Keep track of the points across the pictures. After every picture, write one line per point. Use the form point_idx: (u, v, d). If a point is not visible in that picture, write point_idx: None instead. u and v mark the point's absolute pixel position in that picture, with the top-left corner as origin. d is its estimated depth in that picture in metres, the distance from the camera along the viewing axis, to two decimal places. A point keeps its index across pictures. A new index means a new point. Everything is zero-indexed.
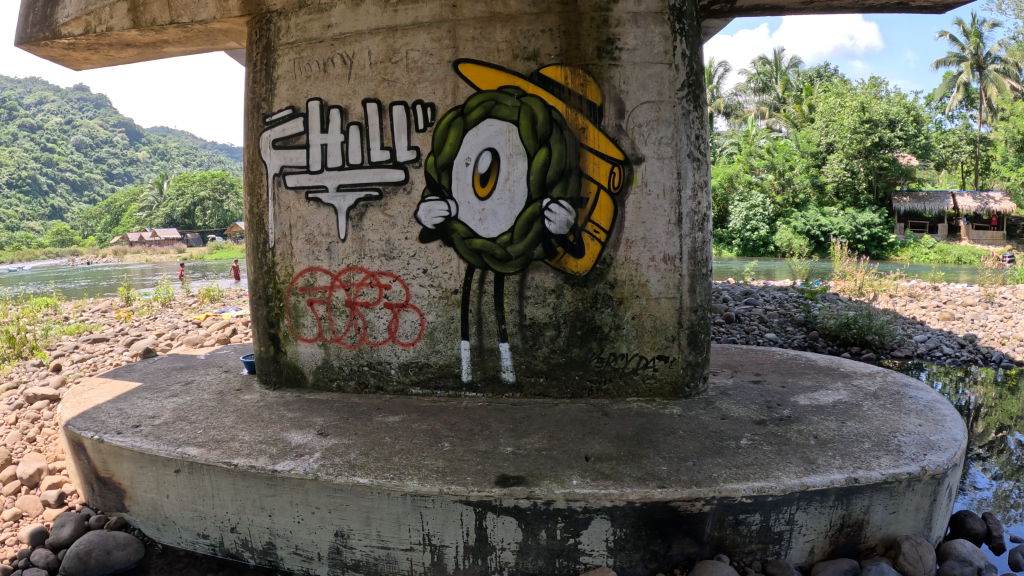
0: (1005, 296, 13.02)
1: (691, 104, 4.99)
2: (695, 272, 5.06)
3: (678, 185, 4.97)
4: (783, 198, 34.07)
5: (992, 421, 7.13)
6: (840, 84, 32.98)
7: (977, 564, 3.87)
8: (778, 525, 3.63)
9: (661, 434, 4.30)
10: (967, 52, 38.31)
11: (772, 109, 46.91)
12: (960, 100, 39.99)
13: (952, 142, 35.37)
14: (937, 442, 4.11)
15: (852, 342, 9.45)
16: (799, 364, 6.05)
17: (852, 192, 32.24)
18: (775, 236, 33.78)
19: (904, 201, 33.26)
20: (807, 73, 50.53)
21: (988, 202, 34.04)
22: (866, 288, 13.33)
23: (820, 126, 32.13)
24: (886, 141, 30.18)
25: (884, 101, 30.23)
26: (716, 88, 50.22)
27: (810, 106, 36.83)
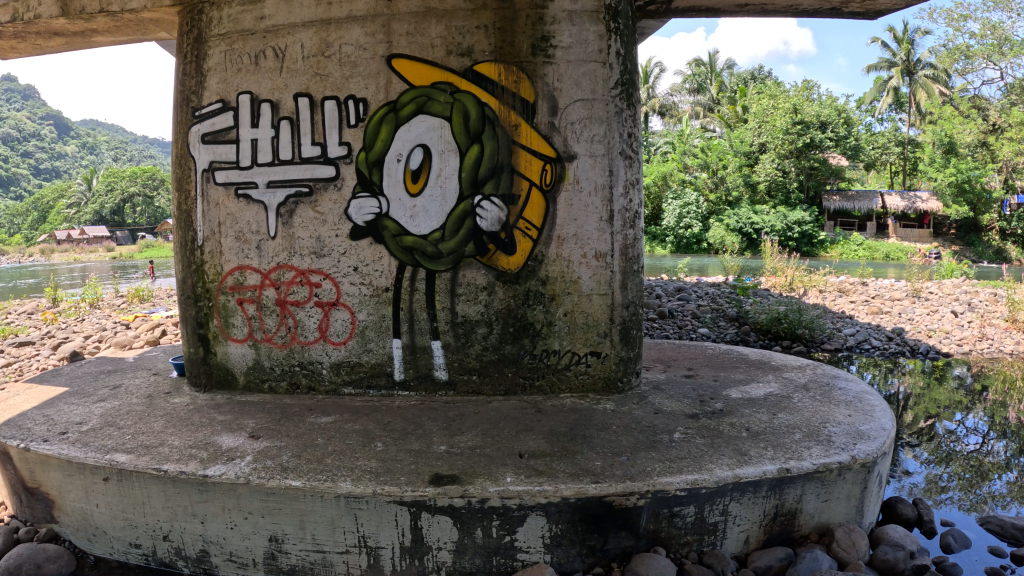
0: (932, 292, 13.53)
1: (623, 102, 5.05)
2: (626, 269, 5.13)
3: (610, 183, 5.02)
4: (716, 196, 34.60)
5: (922, 410, 7.43)
6: (775, 86, 33.95)
7: (909, 547, 4.07)
8: (712, 516, 3.69)
9: (595, 429, 4.33)
10: (898, 58, 40.06)
11: (709, 109, 47.93)
12: (890, 104, 41.64)
13: (880, 143, 37.29)
14: (867, 432, 4.26)
15: (783, 336, 9.70)
16: (731, 359, 6.17)
17: (786, 191, 33.28)
18: (708, 234, 34.00)
19: (836, 200, 34.92)
20: (742, 75, 51.90)
21: (915, 202, 35.58)
22: (797, 284, 13.67)
23: (753, 127, 33.32)
24: (817, 141, 31.42)
25: (816, 103, 31.38)
26: (654, 88, 51.27)
27: (744, 108, 37.93)
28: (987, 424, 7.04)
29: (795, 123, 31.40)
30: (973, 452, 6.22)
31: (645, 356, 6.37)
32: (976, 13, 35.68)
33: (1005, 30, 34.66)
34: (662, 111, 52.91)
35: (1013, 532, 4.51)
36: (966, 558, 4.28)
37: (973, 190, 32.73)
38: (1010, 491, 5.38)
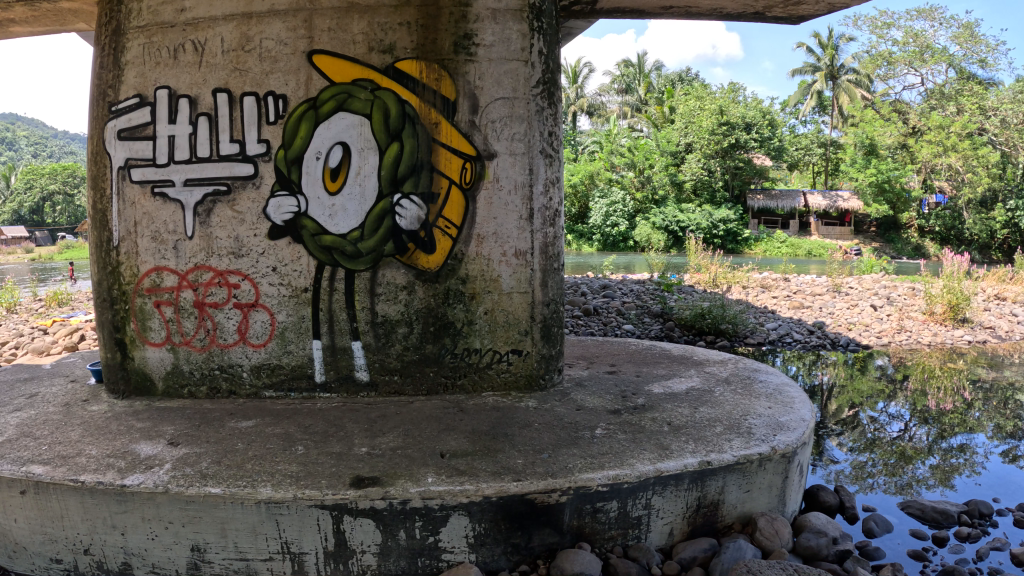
0: (852, 287, 14.06)
1: (545, 101, 5.10)
2: (546, 267, 5.18)
3: (530, 181, 5.05)
4: (642, 195, 35.20)
5: (846, 399, 7.70)
6: (701, 87, 34.72)
7: (831, 534, 4.14)
8: (636, 510, 3.73)
9: (517, 427, 4.35)
10: (822, 63, 41.56)
11: (637, 110, 48.88)
12: (813, 107, 43.13)
13: (803, 144, 38.94)
14: (788, 423, 4.38)
15: (707, 331, 9.95)
16: (653, 354, 6.28)
17: (710, 190, 34.67)
18: (634, 232, 34.60)
19: (762, 200, 35.81)
20: (672, 77, 53.11)
21: (836, 200, 37.56)
22: (721, 280, 13.97)
23: (679, 127, 34.23)
24: (742, 142, 32.75)
25: (741, 105, 32.48)
26: (581, 89, 52.17)
27: (671, 108, 38.74)
28: (907, 411, 7.35)
29: (721, 124, 32.52)
30: (896, 439, 6.49)
31: (568, 353, 6.42)
32: (898, 21, 37.28)
33: (924, 38, 36.31)
34: (591, 111, 53.70)
35: (932, 515, 4.67)
36: (888, 542, 4.40)
37: (892, 190, 35.98)
38: (932, 474, 5.64)
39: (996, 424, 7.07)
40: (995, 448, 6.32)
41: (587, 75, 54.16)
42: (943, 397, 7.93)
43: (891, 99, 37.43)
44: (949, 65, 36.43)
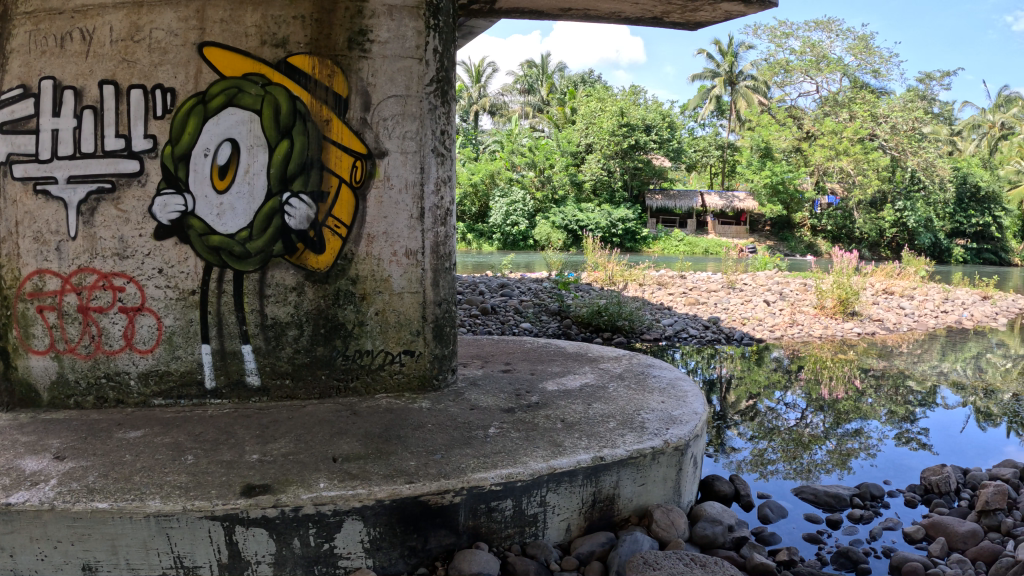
0: (746, 283, 14.67)
1: (438, 99, 5.10)
2: (438, 267, 5.17)
3: (421, 180, 5.05)
4: (543, 194, 36.09)
5: (744, 390, 8.02)
6: (603, 90, 36.29)
7: (726, 522, 4.24)
8: (531, 507, 3.76)
9: (410, 428, 4.31)
10: (722, 69, 43.24)
11: (540, 111, 49.94)
12: (711, 111, 44.63)
13: (702, 146, 40.84)
14: (680, 417, 4.51)
15: (603, 329, 10.16)
16: (549, 352, 6.33)
17: (609, 190, 36.53)
18: (534, 231, 35.10)
19: (659, 199, 37.76)
20: (574, 78, 54.34)
21: (733, 200, 39.08)
22: (617, 278, 14.20)
23: (581, 128, 36.08)
24: (641, 143, 35.14)
25: (642, 107, 34.91)
26: (481, 87, 52.46)
27: (570, 108, 40.24)
28: (803, 400, 7.70)
29: (621, 125, 34.70)
30: (794, 426, 6.81)
31: (462, 353, 6.35)
32: (798, 32, 39.20)
33: (822, 48, 38.27)
34: (495, 111, 53.99)
35: (826, 499, 4.85)
36: (784, 527, 4.51)
37: (787, 191, 37.41)
38: (831, 458, 5.93)
39: (889, 409, 7.52)
40: (887, 432, 6.71)
41: (490, 74, 54.41)
42: (834, 385, 8.38)
43: (788, 104, 39.31)
44: (845, 74, 38.45)
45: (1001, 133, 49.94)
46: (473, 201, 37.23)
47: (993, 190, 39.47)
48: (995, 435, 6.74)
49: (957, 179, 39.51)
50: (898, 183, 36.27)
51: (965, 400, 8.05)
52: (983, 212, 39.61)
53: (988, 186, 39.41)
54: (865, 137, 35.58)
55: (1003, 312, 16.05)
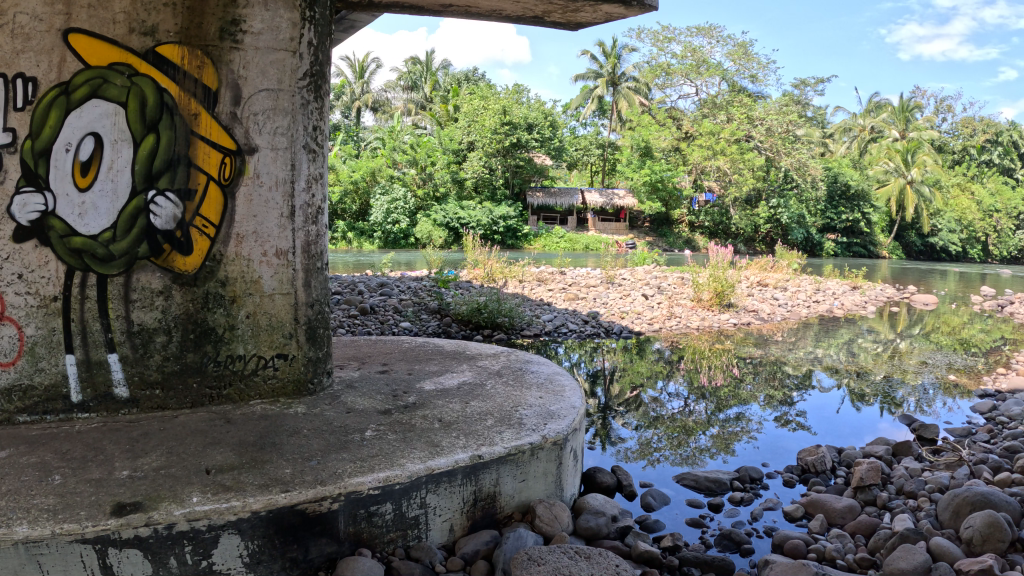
0: (624, 278, 15.19)
1: (311, 94, 4.95)
2: (309, 266, 5.02)
3: (292, 177, 4.89)
4: (424, 192, 35.98)
5: (627, 381, 8.28)
6: (485, 89, 37.13)
7: (609, 512, 4.35)
8: (412, 510, 3.72)
9: (285, 435, 4.17)
10: (604, 70, 44.40)
11: (424, 109, 49.58)
12: (593, 111, 45.74)
13: (583, 145, 42.34)
14: (559, 411, 4.59)
15: (484, 325, 10.20)
16: (426, 351, 6.24)
17: (491, 188, 37.13)
18: (415, 229, 34.74)
19: (539, 196, 38.86)
20: (457, 76, 54.37)
21: (614, 199, 40.73)
22: (497, 275, 14.17)
23: (462, 126, 36.66)
24: (523, 141, 36.04)
25: (524, 106, 36.10)
26: (363, 83, 51.56)
27: (454, 105, 40.51)
28: (684, 389, 8.02)
29: (503, 123, 35.34)
30: (678, 413, 7.08)
31: (337, 353, 6.12)
32: (678, 36, 40.83)
33: (701, 53, 40.06)
34: (376, 107, 53.11)
35: (706, 484, 5.05)
36: (669, 513, 4.66)
37: (665, 189, 39.09)
38: (714, 442, 6.21)
39: (767, 394, 7.97)
40: (767, 416, 7.10)
41: (374, 70, 53.43)
42: (713, 374, 8.79)
43: (665, 105, 40.90)
44: (723, 78, 40.41)
45: (871, 135, 53.28)
46: (354, 198, 36.06)
47: (863, 188, 42.49)
48: (868, 414, 7.27)
49: (830, 178, 42.21)
50: (772, 181, 38.64)
51: (839, 382, 8.64)
52: (854, 209, 42.71)
53: (858, 185, 42.40)
54: (741, 139, 37.60)
55: (868, 300, 17.35)
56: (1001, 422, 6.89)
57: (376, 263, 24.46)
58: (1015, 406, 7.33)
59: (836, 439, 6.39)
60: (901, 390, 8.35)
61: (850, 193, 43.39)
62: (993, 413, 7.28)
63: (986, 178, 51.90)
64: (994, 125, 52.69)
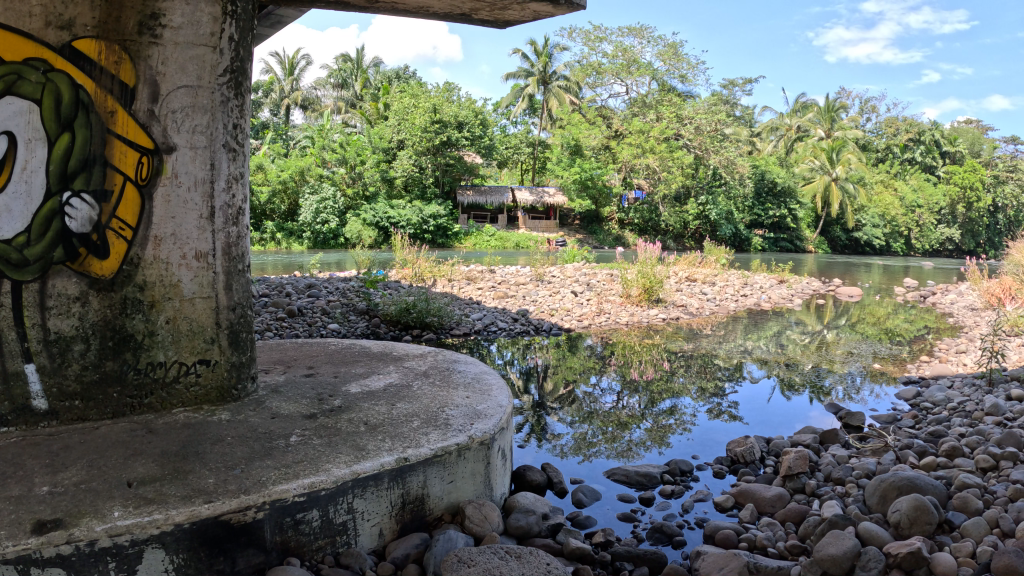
0: (553, 275, 15.29)
1: (231, 91, 4.77)
2: (230, 269, 4.84)
3: (211, 177, 4.71)
4: (353, 190, 35.41)
5: (560, 377, 8.33)
6: (416, 86, 36.89)
7: (540, 511, 4.34)
8: (339, 515, 3.63)
9: (208, 443, 4.02)
10: (535, 69, 43.67)
11: (354, 107, 48.85)
12: (524, 109, 45.89)
13: (512, 143, 42.39)
14: (484, 410, 4.57)
15: (412, 325, 10.09)
16: (353, 352, 6.11)
17: (421, 186, 37.32)
18: (345, 228, 34.27)
19: (468, 194, 38.75)
20: (387, 74, 53.74)
21: (543, 196, 40.65)
22: (426, 274, 14.02)
23: (393, 124, 36.42)
24: (454, 140, 35.87)
25: (455, 104, 36.08)
26: (292, 80, 50.64)
27: (384, 104, 40.11)
28: (618, 383, 8.11)
29: (433, 122, 35.28)
30: (611, 408, 7.15)
31: (261, 357, 5.93)
32: (609, 36, 41.40)
33: (631, 53, 40.80)
34: (304, 105, 52.02)
35: (637, 478, 5.10)
36: (600, 509, 4.68)
37: (595, 186, 39.69)
38: (648, 436, 6.29)
39: (699, 386, 8.14)
40: (700, 408, 7.24)
41: (303, 67, 52.31)
42: (644, 368, 8.92)
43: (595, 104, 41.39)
44: (653, 78, 41.17)
45: (796, 134, 55.01)
46: (282, 198, 35.18)
47: (789, 185, 43.95)
48: (798, 403, 7.50)
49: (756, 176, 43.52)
50: (702, 179, 40.21)
51: (768, 373, 8.89)
52: (780, 205, 44.22)
53: (783, 182, 43.85)
54: (672, 137, 38.38)
55: (795, 293, 17.93)
56: (920, 408, 7.20)
57: (302, 264, 23.97)
58: (933, 392, 7.67)
59: (766, 428, 6.55)
60: (829, 379, 8.66)
61: (777, 189, 44.92)
62: (915, 399, 7.61)
63: (908, 176, 53.94)
64: (907, 125, 55.30)
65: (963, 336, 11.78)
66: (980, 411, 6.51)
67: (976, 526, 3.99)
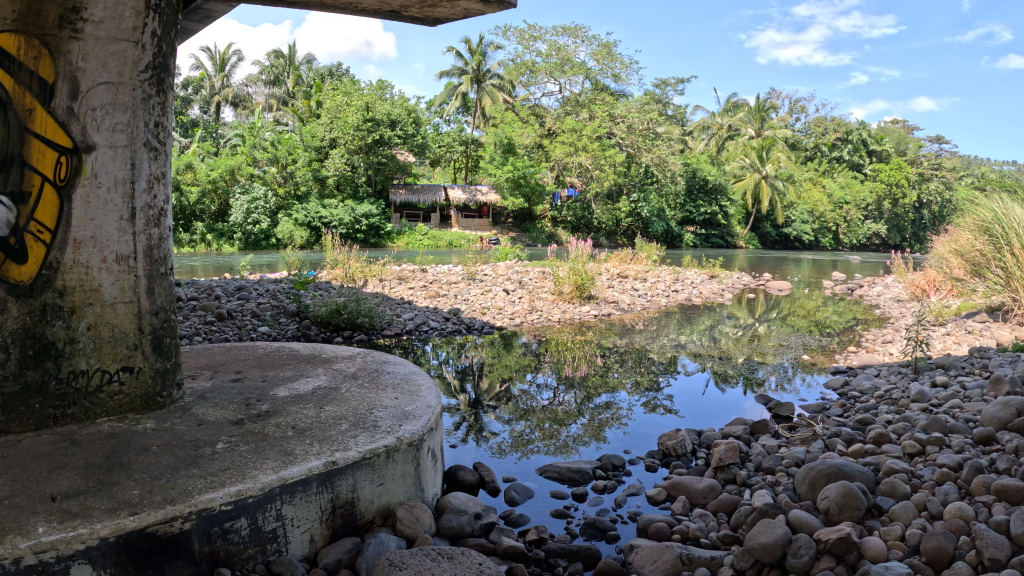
0: (485, 274, 15.30)
1: (153, 88, 4.61)
2: (152, 272, 4.68)
3: (132, 177, 4.53)
4: (285, 190, 34.72)
5: (496, 375, 8.33)
6: (349, 84, 36.41)
7: (472, 510, 4.33)
8: (269, 523, 3.54)
9: (133, 453, 3.86)
10: (469, 67, 43.45)
11: (285, 104, 47.84)
12: (458, 108, 45.82)
13: (446, 142, 42.11)
14: (412, 411, 4.53)
15: (344, 327, 9.96)
16: (281, 356, 5.98)
17: (354, 185, 36.85)
18: (277, 229, 33.61)
19: (401, 192, 38.49)
20: (319, 71, 52.84)
21: (476, 195, 41.10)
22: (357, 275, 13.84)
23: (325, 122, 35.48)
24: (386, 138, 35.65)
25: (388, 102, 35.76)
26: (220, 77, 49.36)
27: (317, 102, 39.45)
28: (554, 380, 8.16)
29: (366, 120, 34.90)
30: (548, 405, 7.19)
31: (186, 363, 5.74)
32: (543, 36, 41.65)
33: (565, 52, 41.16)
34: (234, 102, 50.76)
35: (569, 474, 5.14)
36: (533, 507, 4.70)
37: (528, 185, 39.40)
38: (585, 431, 6.34)
39: (634, 381, 8.26)
40: (635, 402, 7.34)
41: (234, 63, 50.97)
42: (579, 364, 9.01)
43: (529, 102, 41.63)
44: (586, 77, 41.61)
45: (726, 133, 56.37)
46: (212, 198, 34.19)
47: (720, 183, 45.12)
48: (733, 395, 7.68)
49: (686, 173, 44.62)
50: (633, 177, 41.13)
51: (702, 366, 9.09)
52: (711, 202, 45.36)
53: (714, 180, 45.01)
54: (604, 135, 38.99)
55: (726, 288, 18.34)
56: (848, 397, 7.46)
57: (231, 265, 23.38)
58: (860, 381, 7.96)
59: (700, 421, 6.69)
60: (762, 371, 8.90)
61: (708, 187, 46.07)
62: (843, 389, 7.89)
63: (838, 175, 55.84)
64: (833, 124, 57.33)
65: (888, 327, 12.24)
66: (907, 399, 6.79)
67: (904, 510, 4.15)
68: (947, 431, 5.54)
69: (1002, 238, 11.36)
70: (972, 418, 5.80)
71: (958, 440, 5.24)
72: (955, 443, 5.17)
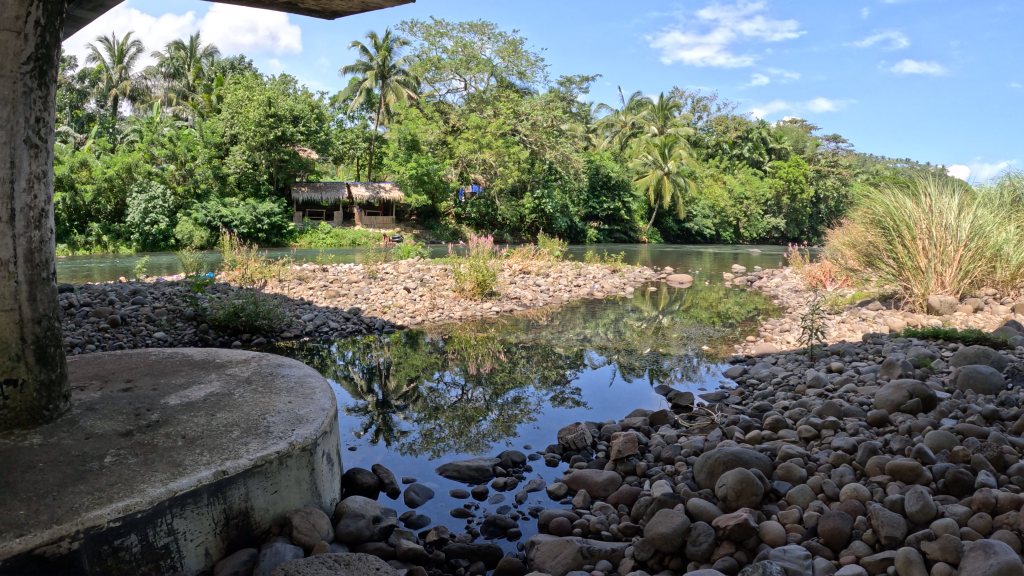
0: (386, 272, 15.18)
1: (35, 81, 4.32)
2: (33, 277, 4.38)
3: (11, 176, 4.23)
4: (184, 189, 33.38)
5: (404, 374, 8.25)
6: (249, 78, 35.36)
7: (371, 514, 4.26)
8: (161, 538, 3.38)
9: (15, 472, 3.60)
10: (373, 63, 43.01)
11: (183, 99, 46.11)
12: (362, 103, 45.26)
13: (349, 139, 41.43)
14: (305, 415, 4.42)
15: (242, 330, 9.71)
16: (174, 362, 5.72)
17: (255, 183, 35.79)
18: (175, 229, 32.33)
19: (304, 191, 38.21)
20: (220, 65, 51.07)
21: (379, 191, 40.88)
22: (256, 275, 13.45)
23: (225, 117, 34.40)
24: (288, 134, 34.89)
25: (291, 97, 35.01)
26: (108, 69, 47.00)
27: (217, 97, 38.19)
28: (462, 377, 8.15)
29: (268, 116, 34.01)
30: (457, 402, 7.17)
31: (74, 373, 5.42)
32: (450, 32, 41.59)
33: (472, 49, 41.19)
34: (128, 96, 48.49)
35: (469, 472, 5.13)
36: (434, 506, 4.67)
37: (432, 181, 39.35)
38: (495, 427, 6.35)
39: (541, 375, 8.35)
40: (544, 396, 7.42)
41: (131, 54, 48.66)
42: (484, 360, 9.03)
43: (437, 98, 41.50)
44: (491, 73, 41.71)
45: (630, 130, 57.69)
46: (108, 196, 32.30)
47: (623, 179, 46.34)
48: (639, 386, 7.86)
49: (590, 170, 45.60)
50: (538, 173, 41.74)
51: (610, 359, 9.27)
52: (614, 198, 46.54)
53: (618, 176, 46.17)
54: (509, 132, 39.43)
55: (628, 281, 18.78)
56: (748, 385, 7.75)
57: (122, 267, 22.36)
58: (759, 369, 8.29)
59: (606, 413, 6.81)
60: (667, 362, 9.16)
61: (611, 182, 47.10)
62: (743, 376, 8.21)
63: (736, 171, 58.33)
64: (735, 122, 59.53)
65: (786, 317, 12.81)
66: (804, 385, 7.10)
67: (800, 493, 4.33)
68: (842, 415, 5.81)
69: (894, 230, 12.01)
70: (866, 401, 6.11)
71: (853, 423, 5.50)
72: (849, 426, 5.43)
